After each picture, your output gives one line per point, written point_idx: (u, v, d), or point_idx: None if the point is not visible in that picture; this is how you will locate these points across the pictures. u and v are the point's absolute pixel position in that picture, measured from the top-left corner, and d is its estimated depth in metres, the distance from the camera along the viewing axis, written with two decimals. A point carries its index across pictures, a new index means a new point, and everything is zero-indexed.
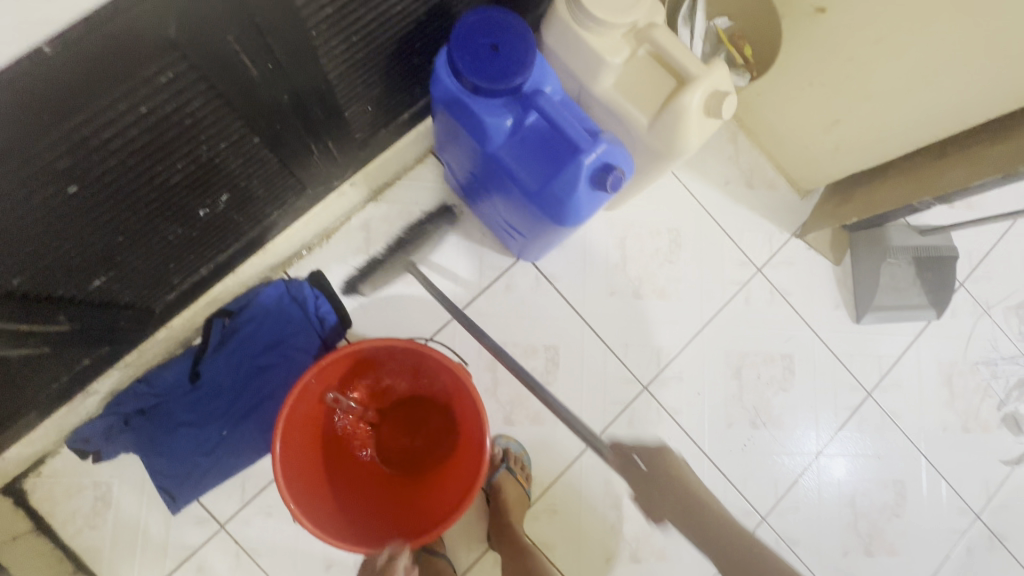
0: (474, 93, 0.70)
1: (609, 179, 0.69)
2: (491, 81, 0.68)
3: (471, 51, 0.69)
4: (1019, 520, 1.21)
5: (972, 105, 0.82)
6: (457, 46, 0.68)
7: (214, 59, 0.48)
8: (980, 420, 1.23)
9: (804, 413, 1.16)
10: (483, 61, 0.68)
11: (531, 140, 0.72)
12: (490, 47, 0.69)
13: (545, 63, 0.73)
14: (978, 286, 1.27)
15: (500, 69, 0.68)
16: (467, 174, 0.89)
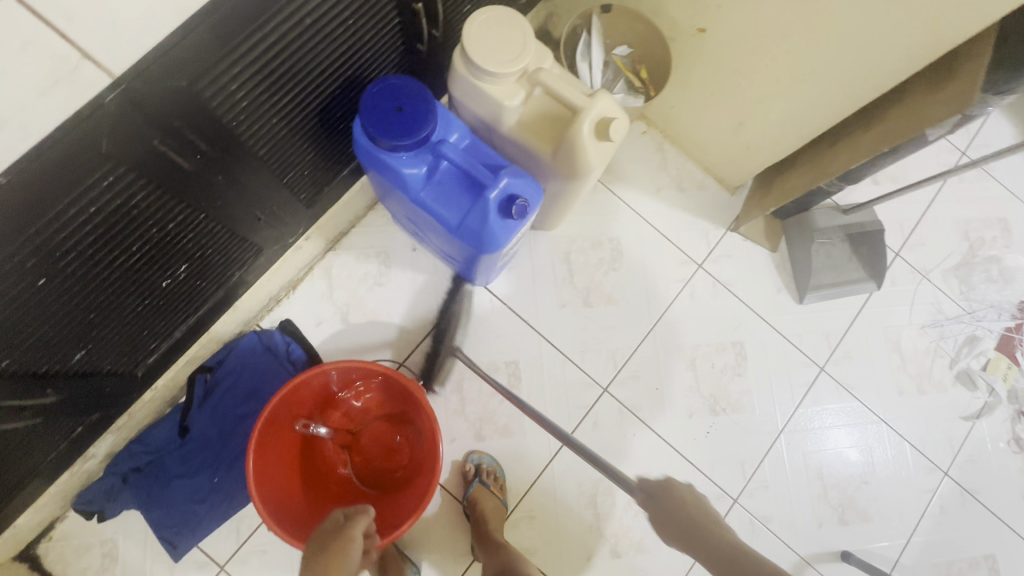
0: (388, 149, 0.80)
1: (515, 209, 0.80)
2: (400, 139, 0.78)
3: (380, 114, 0.79)
4: (987, 473, 1.25)
5: (841, 100, 0.92)
6: (367, 112, 0.79)
7: (146, 161, 0.58)
8: (934, 380, 1.28)
9: (762, 395, 1.22)
10: (391, 123, 0.79)
11: (446, 183, 0.83)
12: (396, 109, 0.79)
13: (449, 114, 0.84)
14: (913, 254, 1.34)
15: (406, 127, 0.78)
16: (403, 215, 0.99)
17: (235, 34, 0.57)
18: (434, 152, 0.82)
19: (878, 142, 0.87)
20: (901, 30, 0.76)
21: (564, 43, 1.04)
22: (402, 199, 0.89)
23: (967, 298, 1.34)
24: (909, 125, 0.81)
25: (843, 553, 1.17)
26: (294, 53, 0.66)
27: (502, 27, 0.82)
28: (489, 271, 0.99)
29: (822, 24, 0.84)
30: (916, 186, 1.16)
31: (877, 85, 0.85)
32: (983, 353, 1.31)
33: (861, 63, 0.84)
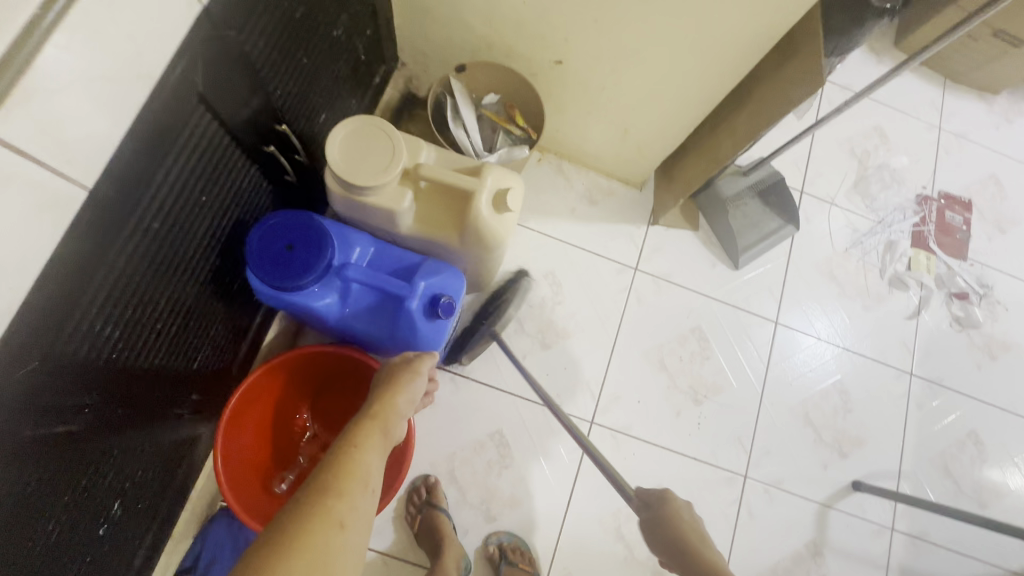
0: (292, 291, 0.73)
1: (440, 311, 0.75)
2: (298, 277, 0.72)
3: (269, 259, 0.72)
4: (943, 359, 1.35)
5: (706, 90, 0.94)
6: (255, 258, 0.72)
7: (25, 452, 0.51)
8: (872, 294, 1.36)
9: (734, 368, 1.26)
10: (282, 262, 0.72)
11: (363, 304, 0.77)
12: (286, 248, 0.73)
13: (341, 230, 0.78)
14: (816, 186, 1.41)
15: (301, 263, 0.72)
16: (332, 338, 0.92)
17: (81, 280, 0.50)
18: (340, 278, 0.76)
19: (754, 120, 0.90)
20: (739, 17, 0.78)
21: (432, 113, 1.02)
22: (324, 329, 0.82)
23: (873, 210, 1.43)
24: (775, 100, 0.84)
25: (854, 483, 1.23)
26: (156, 253, 0.60)
27: (366, 137, 0.78)
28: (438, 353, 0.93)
29: (666, 32, 0.85)
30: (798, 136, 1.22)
31: (734, 69, 0.87)
32: (904, 254, 1.40)
33: (714, 54, 0.86)
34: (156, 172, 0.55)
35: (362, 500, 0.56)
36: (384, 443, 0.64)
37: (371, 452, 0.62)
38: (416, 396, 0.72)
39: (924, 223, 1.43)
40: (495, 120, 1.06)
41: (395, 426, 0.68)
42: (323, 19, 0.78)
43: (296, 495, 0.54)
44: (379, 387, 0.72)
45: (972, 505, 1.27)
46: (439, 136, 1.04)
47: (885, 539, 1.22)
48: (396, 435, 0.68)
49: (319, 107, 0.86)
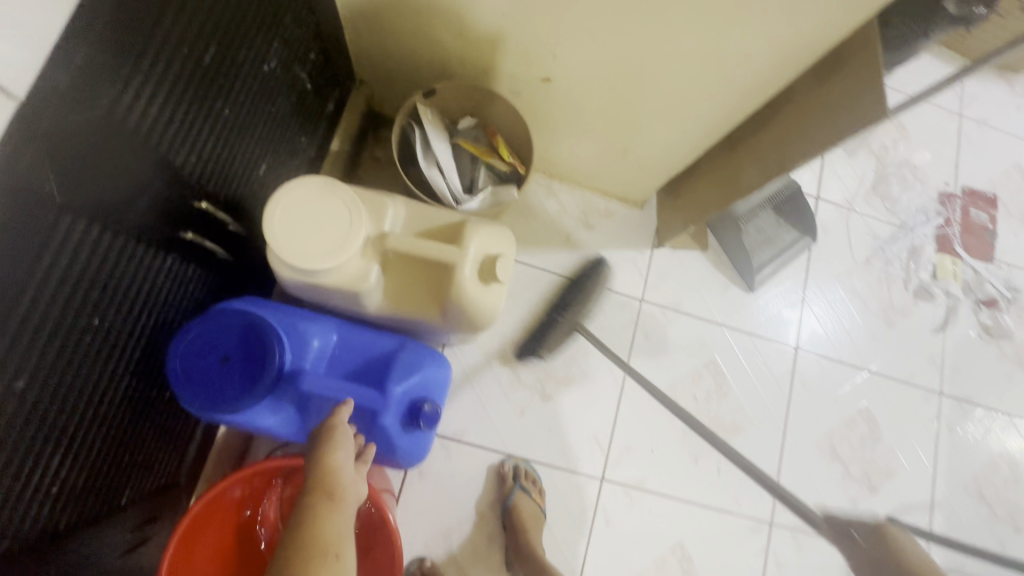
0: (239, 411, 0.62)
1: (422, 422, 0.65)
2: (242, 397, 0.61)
3: (205, 377, 0.60)
4: (973, 374, 1.25)
5: (722, 110, 0.79)
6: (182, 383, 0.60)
7: None
8: (897, 307, 1.25)
9: (753, 404, 1.14)
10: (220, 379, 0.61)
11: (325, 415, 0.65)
12: (221, 361, 0.61)
13: (297, 322, 0.66)
14: (832, 191, 1.28)
15: (249, 377, 0.62)
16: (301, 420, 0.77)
17: None
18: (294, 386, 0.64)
19: (780, 144, 0.75)
20: (768, 28, 0.63)
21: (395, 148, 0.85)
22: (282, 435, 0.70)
23: (894, 213, 1.30)
24: (809, 123, 0.70)
25: (887, 520, 1.13)
26: (41, 408, 0.46)
27: (316, 204, 0.62)
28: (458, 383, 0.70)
29: (676, 47, 0.70)
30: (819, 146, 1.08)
31: (758, 87, 0.73)
32: (928, 261, 1.29)
33: (734, 71, 0.71)
34: (8, 316, 0.40)
35: None
36: (337, 505, 0.54)
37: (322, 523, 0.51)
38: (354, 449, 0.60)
39: (949, 225, 1.32)
40: (475, 153, 0.90)
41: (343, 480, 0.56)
42: (247, 53, 0.60)
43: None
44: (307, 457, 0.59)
45: (1008, 531, 1.19)
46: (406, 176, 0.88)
47: None
48: (349, 495, 0.56)
49: (256, 160, 0.70)
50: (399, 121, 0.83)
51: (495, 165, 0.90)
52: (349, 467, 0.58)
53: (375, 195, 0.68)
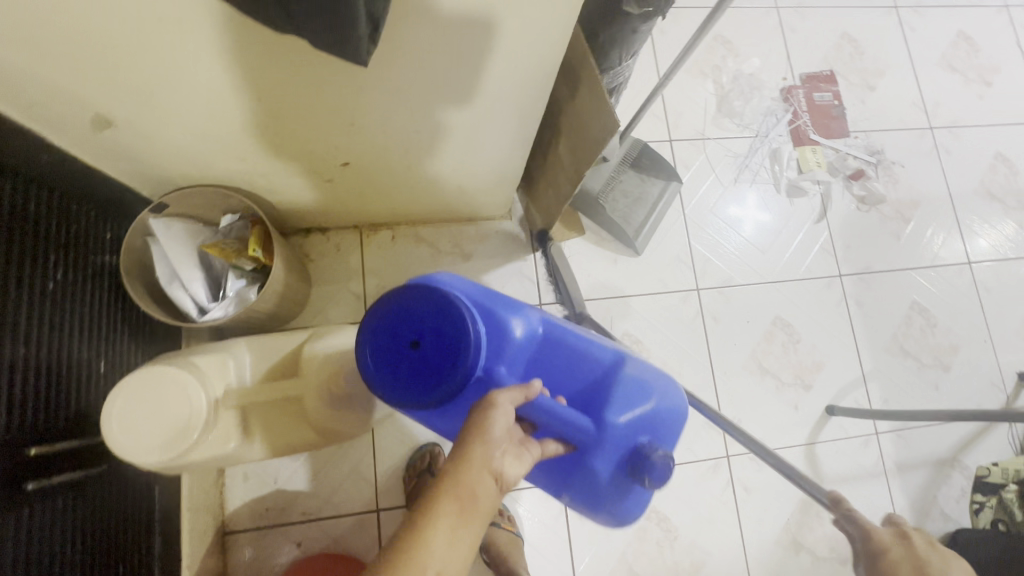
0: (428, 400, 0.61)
1: (647, 473, 0.61)
2: (434, 390, 0.60)
3: (401, 362, 0.61)
4: (866, 246, 1.32)
5: (512, 136, 0.82)
6: (374, 365, 0.61)
7: None
8: (776, 213, 1.31)
9: (676, 356, 1.20)
10: (416, 367, 0.61)
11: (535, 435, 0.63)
12: (412, 345, 0.61)
13: (518, 309, 0.68)
14: (682, 128, 1.32)
15: (438, 363, 0.60)
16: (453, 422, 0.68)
17: None
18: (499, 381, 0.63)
19: (573, 154, 0.78)
20: (495, 70, 0.65)
21: (123, 269, 0.78)
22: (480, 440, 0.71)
23: (745, 126, 1.34)
24: (585, 133, 0.72)
25: (828, 409, 1.21)
26: None
27: (150, 399, 0.63)
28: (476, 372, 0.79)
29: (435, 104, 0.71)
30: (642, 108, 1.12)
31: (526, 110, 0.75)
32: (790, 159, 1.34)
33: (497, 109, 0.73)
34: None
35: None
36: (463, 514, 0.48)
37: (430, 533, 0.47)
38: (502, 442, 0.52)
39: (798, 116, 1.36)
40: (221, 256, 0.86)
41: (471, 474, 0.49)
42: (17, 291, 0.61)
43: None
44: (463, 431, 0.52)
45: (938, 373, 1.28)
46: (151, 296, 0.83)
47: (874, 447, 1.22)
48: (488, 494, 0.50)
49: (86, 367, 0.72)
50: (133, 231, 0.79)
51: (241, 265, 0.86)
52: (492, 459, 0.51)
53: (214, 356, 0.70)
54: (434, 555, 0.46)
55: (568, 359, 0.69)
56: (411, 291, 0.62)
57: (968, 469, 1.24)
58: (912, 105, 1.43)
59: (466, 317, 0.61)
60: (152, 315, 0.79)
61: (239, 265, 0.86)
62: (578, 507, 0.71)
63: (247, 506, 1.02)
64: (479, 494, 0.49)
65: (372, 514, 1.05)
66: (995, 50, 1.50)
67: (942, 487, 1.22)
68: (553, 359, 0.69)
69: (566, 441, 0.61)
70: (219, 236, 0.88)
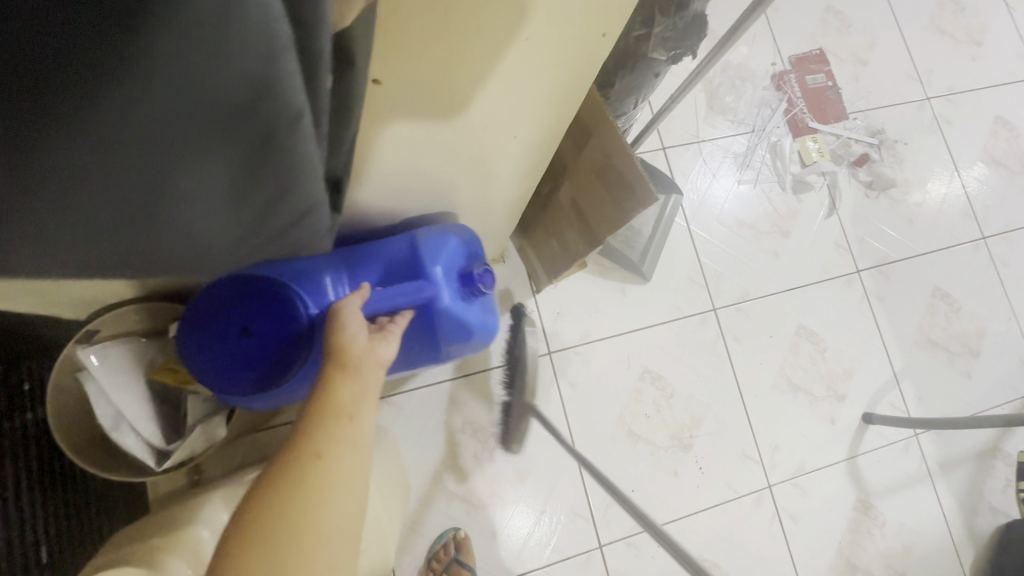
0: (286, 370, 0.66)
1: (478, 282, 0.65)
2: (291, 349, 0.65)
3: (244, 353, 0.66)
4: (880, 235, 1.24)
5: (509, 191, 0.67)
6: (224, 367, 0.67)
7: None
8: (784, 213, 1.21)
9: (702, 387, 1.10)
10: (258, 349, 0.66)
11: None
12: (244, 333, 0.66)
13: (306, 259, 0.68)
14: (675, 133, 1.20)
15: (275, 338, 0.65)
16: None
17: None
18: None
19: (580, 213, 0.67)
20: (492, 133, 0.50)
21: (53, 420, 0.64)
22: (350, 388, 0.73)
23: (740, 121, 1.24)
24: (597, 190, 0.61)
25: (865, 418, 1.14)
26: None
27: None
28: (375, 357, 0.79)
29: (417, 177, 0.56)
30: (636, 125, 1.00)
31: (528, 165, 0.60)
32: (791, 152, 1.24)
33: (493, 174, 0.60)
34: None
35: (348, 448, 0.45)
36: (353, 372, 0.50)
37: (334, 391, 0.48)
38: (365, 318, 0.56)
39: (794, 104, 1.26)
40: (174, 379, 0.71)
41: (353, 345, 0.52)
42: None
43: (241, 514, 0.41)
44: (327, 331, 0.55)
45: (968, 360, 1.21)
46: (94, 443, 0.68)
47: (915, 450, 1.15)
48: (374, 361, 0.53)
49: None
50: (55, 376, 0.64)
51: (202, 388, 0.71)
52: (359, 335, 0.54)
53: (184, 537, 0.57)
54: (343, 407, 0.47)
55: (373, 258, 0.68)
56: (216, 296, 0.67)
57: (1009, 456, 1.19)
58: (907, 75, 1.34)
59: (282, 289, 0.65)
60: (104, 475, 0.67)
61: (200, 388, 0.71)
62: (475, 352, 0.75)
63: None
64: (360, 355, 0.52)
65: None
66: (982, 6, 1.42)
67: (987, 480, 1.17)
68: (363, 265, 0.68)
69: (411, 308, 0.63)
70: (166, 351, 0.73)
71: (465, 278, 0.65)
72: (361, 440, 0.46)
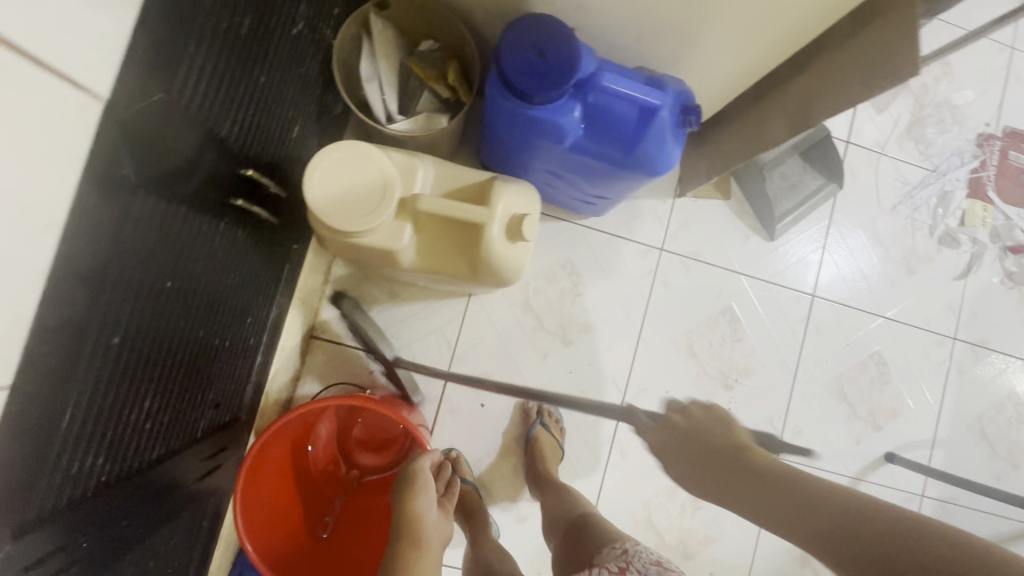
0: (539, 103, 0.72)
1: (691, 118, 0.73)
2: (561, 86, 0.70)
3: (525, 69, 0.70)
4: (992, 322, 1.27)
5: (754, 52, 0.75)
6: (508, 70, 0.70)
7: None
8: (919, 254, 1.25)
9: (766, 349, 1.19)
10: (536, 71, 0.70)
11: (600, 124, 0.76)
12: (538, 55, 0.69)
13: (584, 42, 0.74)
14: (865, 135, 1.25)
15: (556, 73, 0.69)
16: (541, 139, 0.79)
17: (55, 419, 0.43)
18: (585, 92, 0.73)
19: (807, 98, 0.75)
20: None
21: (336, 55, 0.81)
22: (528, 149, 0.84)
23: (927, 156, 1.27)
24: (846, 74, 0.69)
25: (887, 455, 1.21)
26: (142, 360, 0.54)
27: (348, 172, 0.65)
28: (554, 170, 0.90)
29: None
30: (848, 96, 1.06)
31: (795, 24, 0.68)
32: (957, 207, 1.26)
33: (758, 21, 0.69)
34: (129, 281, 0.48)
35: None
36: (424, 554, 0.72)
37: None
38: (432, 492, 0.79)
39: (984, 168, 1.27)
40: (421, 74, 0.84)
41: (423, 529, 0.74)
42: (276, 20, 0.62)
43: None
44: (397, 499, 0.78)
45: (1005, 467, 1.25)
46: (345, 86, 0.84)
47: (914, 506, 1.22)
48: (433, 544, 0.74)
49: (288, 123, 0.73)
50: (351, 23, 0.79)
51: (438, 90, 0.85)
52: (432, 509, 0.77)
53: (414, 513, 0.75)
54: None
55: (626, 72, 0.75)
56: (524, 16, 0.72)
57: None
58: None
59: (577, 40, 0.70)
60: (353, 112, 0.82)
61: (436, 90, 0.85)
62: (631, 182, 0.85)
63: (339, 321, 1.06)
64: (429, 532, 0.75)
65: (441, 373, 1.10)
66: None
67: None
68: (618, 70, 0.75)
69: (638, 107, 0.73)
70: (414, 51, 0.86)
71: (682, 112, 0.73)
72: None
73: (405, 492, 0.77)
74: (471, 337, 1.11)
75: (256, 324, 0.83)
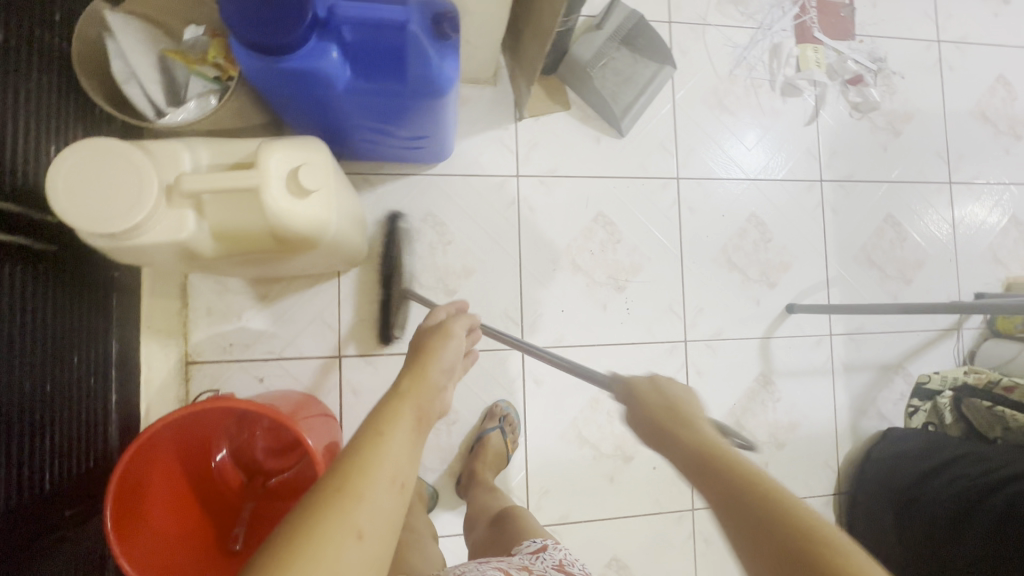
0: (286, 54, 0.67)
1: (445, 26, 0.70)
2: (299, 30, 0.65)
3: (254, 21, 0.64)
4: (852, 155, 1.31)
5: None
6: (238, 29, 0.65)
7: None
8: (767, 110, 1.28)
9: (647, 241, 1.20)
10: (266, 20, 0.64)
11: (366, 59, 0.73)
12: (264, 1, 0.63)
13: None
14: (685, 10, 1.26)
15: (286, 16, 0.64)
16: (319, 91, 0.76)
17: None
18: (333, 30, 0.70)
19: None
20: None
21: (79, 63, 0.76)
22: (317, 104, 0.80)
23: (749, 15, 1.28)
24: None
25: (788, 307, 1.24)
26: None
27: (97, 166, 0.61)
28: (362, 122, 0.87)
29: None
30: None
31: None
32: (790, 56, 1.29)
33: None
34: None
35: (386, 497, 0.48)
36: (417, 426, 0.56)
37: (391, 434, 0.52)
38: (450, 363, 0.66)
39: (805, 11, 1.27)
40: (183, 61, 0.79)
41: (424, 388, 0.60)
42: None
43: (291, 511, 0.46)
44: (409, 359, 0.66)
45: (898, 285, 1.31)
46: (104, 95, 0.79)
47: (825, 347, 1.27)
48: (430, 417, 0.59)
49: (31, 148, 0.69)
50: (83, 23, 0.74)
51: (205, 72, 0.79)
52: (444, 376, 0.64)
53: (427, 384, 0.60)
54: (385, 470, 0.49)
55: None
56: None
57: (910, 376, 1.30)
58: (923, 13, 1.37)
59: None
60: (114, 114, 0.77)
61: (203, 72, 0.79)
62: (432, 111, 0.83)
63: (211, 338, 1.03)
64: (431, 402, 0.60)
65: (335, 359, 1.08)
66: None
67: (882, 390, 1.28)
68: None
69: (390, 29, 0.69)
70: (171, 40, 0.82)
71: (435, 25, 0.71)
72: (370, 535, 0.45)
73: (424, 353, 0.65)
74: (354, 315, 1.09)
75: (91, 360, 0.80)
